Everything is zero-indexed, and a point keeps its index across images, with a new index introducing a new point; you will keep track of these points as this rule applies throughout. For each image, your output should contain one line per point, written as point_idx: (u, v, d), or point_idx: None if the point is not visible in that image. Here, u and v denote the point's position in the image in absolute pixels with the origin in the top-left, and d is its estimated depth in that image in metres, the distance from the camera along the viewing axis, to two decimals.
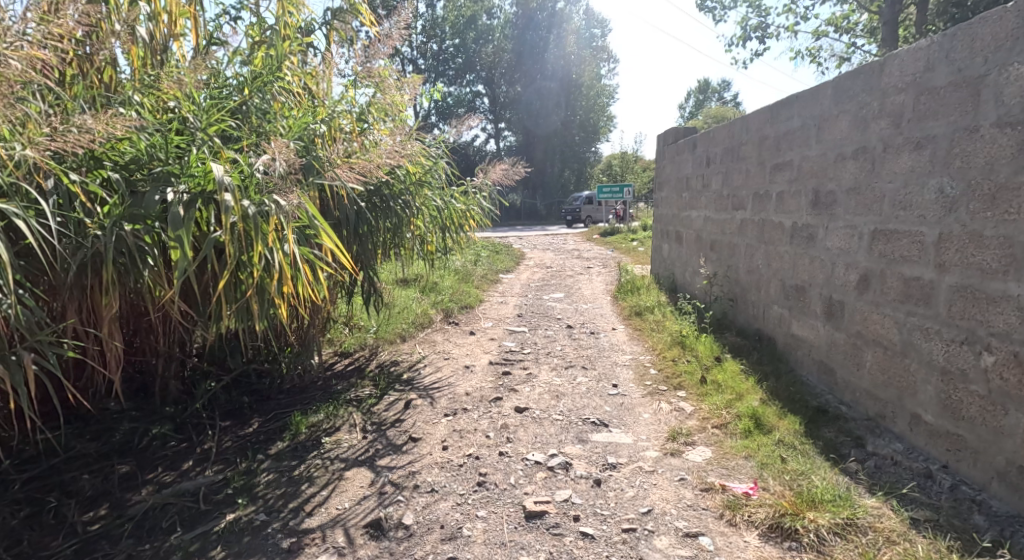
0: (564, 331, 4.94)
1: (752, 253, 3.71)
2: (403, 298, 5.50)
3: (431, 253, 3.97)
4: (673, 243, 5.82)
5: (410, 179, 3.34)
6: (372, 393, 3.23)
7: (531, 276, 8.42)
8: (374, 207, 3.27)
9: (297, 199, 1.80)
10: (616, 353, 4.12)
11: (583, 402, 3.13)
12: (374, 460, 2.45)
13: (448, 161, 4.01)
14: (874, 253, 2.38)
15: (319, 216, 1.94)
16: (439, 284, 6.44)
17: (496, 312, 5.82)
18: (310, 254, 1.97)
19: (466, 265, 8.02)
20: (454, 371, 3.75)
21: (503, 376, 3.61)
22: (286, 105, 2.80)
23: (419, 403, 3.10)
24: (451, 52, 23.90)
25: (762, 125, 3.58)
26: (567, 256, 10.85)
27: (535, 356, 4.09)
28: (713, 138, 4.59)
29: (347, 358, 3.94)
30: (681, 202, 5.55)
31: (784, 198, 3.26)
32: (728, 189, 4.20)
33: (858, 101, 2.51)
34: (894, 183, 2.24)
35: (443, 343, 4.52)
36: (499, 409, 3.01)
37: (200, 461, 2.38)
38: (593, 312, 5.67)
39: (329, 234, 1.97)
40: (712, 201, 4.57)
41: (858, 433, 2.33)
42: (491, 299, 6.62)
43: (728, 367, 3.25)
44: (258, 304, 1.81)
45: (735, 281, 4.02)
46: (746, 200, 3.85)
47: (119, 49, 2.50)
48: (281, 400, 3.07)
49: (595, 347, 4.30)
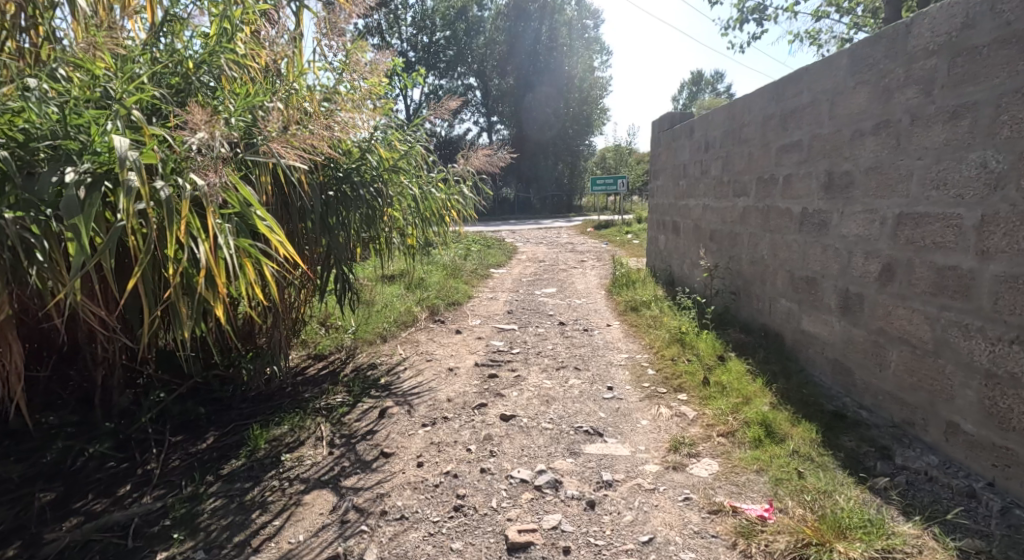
0: (556, 328, 4.67)
1: (756, 242, 3.44)
2: (387, 296, 5.23)
3: (412, 247, 3.68)
4: (669, 234, 5.55)
5: (385, 166, 3.06)
6: (344, 401, 2.96)
7: (523, 271, 8.15)
8: (342, 196, 2.99)
9: (222, 180, 1.52)
10: (611, 352, 3.87)
11: (575, 408, 2.86)
12: (339, 479, 2.18)
13: (426, 146, 3.71)
14: (900, 239, 2.11)
15: (255, 201, 1.67)
16: (425, 281, 6.16)
17: (485, 309, 5.55)
18: (249, 246, 1.70)
19: (455, 259, 7.76)
20: (436, 374, 3.47)
21: (489, 379, 3.34)
22: (242, 81, 2.53)
23: (395, 412, 2.83)
24: (443, 44, 23.52)
25: (767, 103, 3.29)
26: (561, 250, 10.59)
27: (524, 356, 3.82)
28: (712, 121, 4.31)
29: (322, 361, 3.66)
30: (677, 192, 5.29)
31: (792, 182, 3.00)
32: (729, 175, 3.93)
33: (878, 69, 2.24)
34: (924, 159, 1.97)
35: (426, 343, 4.24)
36: (483, 418, 2.73)
37: (140, 484, 2.11)
38: (587, 307, 5.40)
39: (270, 222, 1.70)
40: (711, 187, 4.30)
41: (883, 442, 2.07)
42: (480, 294, 6.36)
43: (732, 367, 2.99)
44: (184, 306, 1.56)
45: (736, 273, 3.75)
46: (749, 185, 3.58)
47: (63, 24, 2.26)
48: (243, 409, 2.81)
49: (589, 346, 4.05)
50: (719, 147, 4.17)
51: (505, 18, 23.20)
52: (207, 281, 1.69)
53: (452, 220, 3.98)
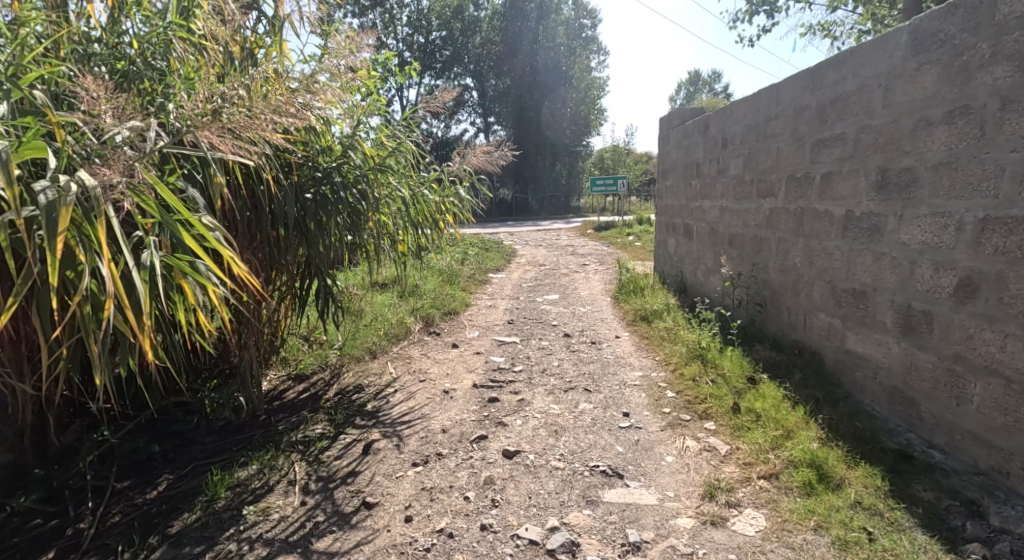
0: (561, 341, 4.31)
1: (788, 248, 3.09)
2: (378, 307, 4.87)
3: (404, 255, 3.31)
4: (681, 238, 5.19)
5: (371, 164, 2.70)
6: (323, 434, 2.60)
7: (523, 276, 7.79)
8: (320, 199, 2.61)
9: (125, 178, 1.19)
10: (623, 369, 3.52)
11: (588, 441, 2.50)
12: (312, 541, 1.82)
13: (419, 142, 3.34)
14: (985, 249, 1.77)
15: (181, 205, 1.33)
16: (420, 288, 5.80)
17: (483, 319, 5.20)
18: (176, 263, 1.36)
19: (451, 264, 7.40)
20: (430, 398, 3.11)
21: (489, 404, 2.98)
22: (198, 66, 2.17)
23: (383, 447, 2.47)
24: (439, 44, 23.17)
25: (800, 93, 2.94)
26: (561, 253, 10.23)
27: (528, 374, 3.46)
28: (731, 116, 3.96)
29: (303, 383, 3.30)
30: (689, 192, 4.93)
31: (832, 181, 2.65)
32: (753, 173, 3.57)
33: (952, 46, 1.90)
34: (1020, 152, 1.65)
35: (420, 359, 3.88)
36: (483, 455, 2.38)
37: (67, 550, 1.77)
38: (593, 317, 5.04)
39: (201, 231, 1.35)
40: (731, 188, 3.95)
41: (969, 494, 1.73)
42: (479, 302, 6.00)
43: (766, 392, 2.64)
44: (87, 343, 1.23)
45: (762, 282, 3.39)
46: (777, 184, 3.23)
47: None
48: (207, 445, 2.44)
49: (599, 362, 3.69)
50: (740, 144, 3.82)
51: (502, 18, 22.81)
52: (127, 308, 1.37)
53: (448, 224, 3.62)
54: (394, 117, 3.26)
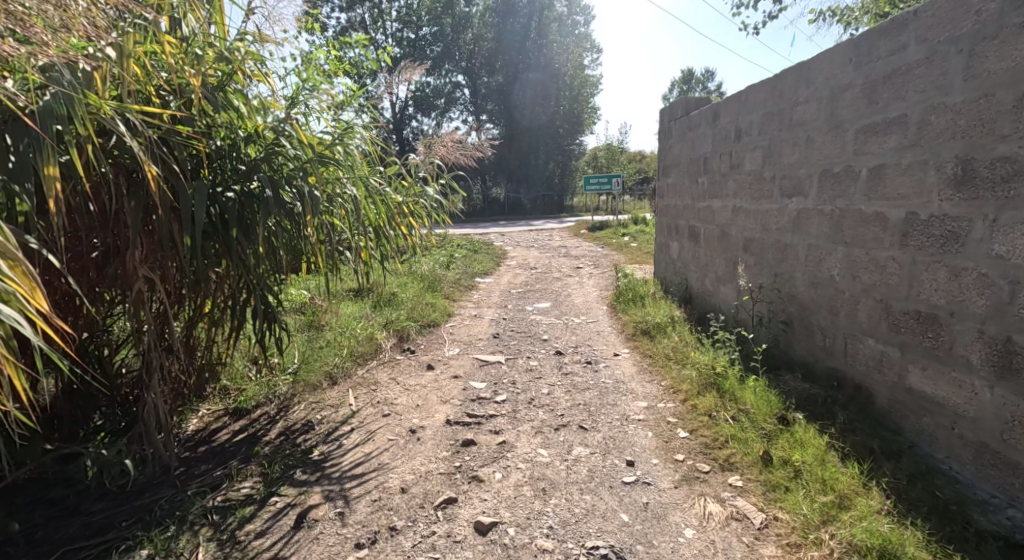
0: (553, 360, 3.79)
1: (821, 257, 2.59)
2: (346, 321, 4.32)
3: (364, 264, 2.78)
4: (685, 241, 4.67)
5: (312, 155, 2.16)
6: (251, 494, 2.06)
7: (513, 280, 7.25)
8: (246, 198, 2.08)
9: None
10: (624, 400, 3.00)
11: (585, 504, 1.99)
12: None
13: (376, 131, 2.81)
14: None
15: None
16: (396, 298, 5.24)
17: (466, 333, 4.66)
18: None
19: (435, 269, 6.83)
20: (394, 440, 2.58)
21: (462, 449, 2.45)
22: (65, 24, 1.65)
23: (325, 516, 1.95)
24: (429, 40, 22.49)
25: (836, 70, 2.44)
26: (554, 255, 9.69)
27: (512, 406, 2.94)
28: (745, 102, 3.45)
29: (243, 420, 2.75)
30: (695, 191, 4.42)
31: (884, 175, 2.13)
32: (773, 167, 3.07)
33: None
34: None
35: (388, 384, 3.35)
36: (450, 531, 1.86)
37: None
38: (588, 330, 4.52)
39: None
40: (746, 185, 3.44)
41: None
42: (464, 312, 5.46)
43: (803, 438, 2.13)
44: None
45: (787, 296, 2.89)
46: (806, 180, 2.72)
47: None
48: (93, 517, 1.89)
49: (595, 389, 3.18)
50: (757, 135, 3.30)
51: (493, 13, 22.23)
52: None
53: (418, 229, 3.08)
54: (346, 101, 2.73)
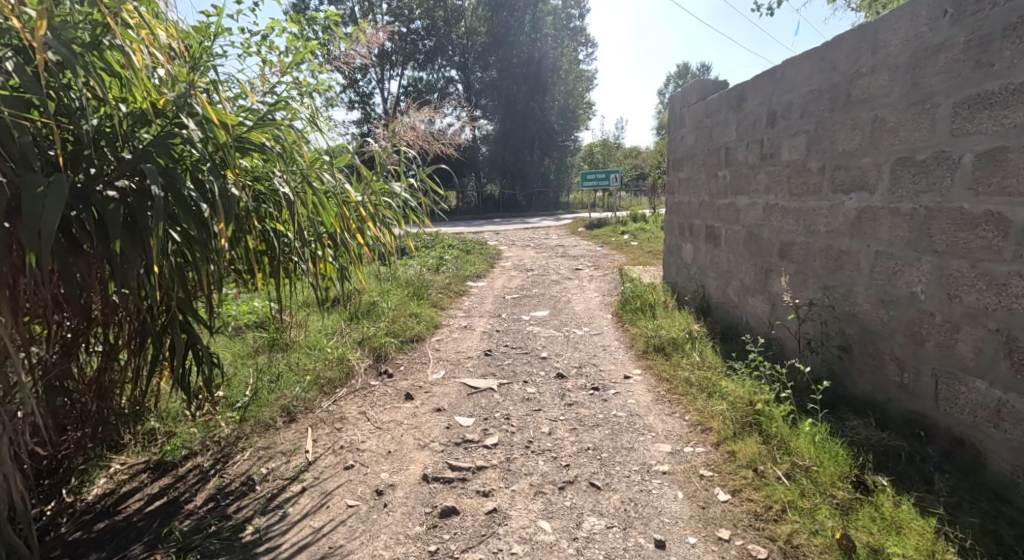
0: (554, 385, 3.24)
1: (894, 269, 2.06)
2: (314, 338, 3.74)
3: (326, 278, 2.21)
4: (702, 243, 4.12)
5: (228, 139, 1.56)
6: None
7: (506, 284, 6.68)
8: (135, 199, 1.50)
9: None
10: (643, 442, 2.46)
11: None
12: None
13: (326, 117, 2.24)
14: None
15: None
16: (376, 308, 4.66)
17: (453, 349, 4.10)
18: None
19: (422, 273, 6.25)
20: (355, 505, 2.02)
21: (439, 522, 1.91)
22: None
23: None
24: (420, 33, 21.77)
25: (919, 27, 1.91)
26: (551, 255, 9.12)
27: (506, 453, 2.39)
28: (781, 80, 2.90)
29: (168, 476, 2.18)
30: (714, 187, 3.87)
31: (1004, 162, 1.61)
32: (823, 157, 2.51)
33: None
34: None
35: (357, 420, 2.78)
36: None
37: None
38: (593, 345, 3.96)
39: None
40: (784, 178, 2.88)
41: None
42: (452, 322, 4.89)
43: (899, 522, 1.59)
44: None
45: (843, 315, 2.35)
46: (872, 171, 2.18)
47: None
48: None
49: (607, 427, 2.63)
50: (798, 118, 2.75)
51: (485, 5, 21.56)
52: None
53: (395, 233, 2.50)
54: (289, 79, 2.15)
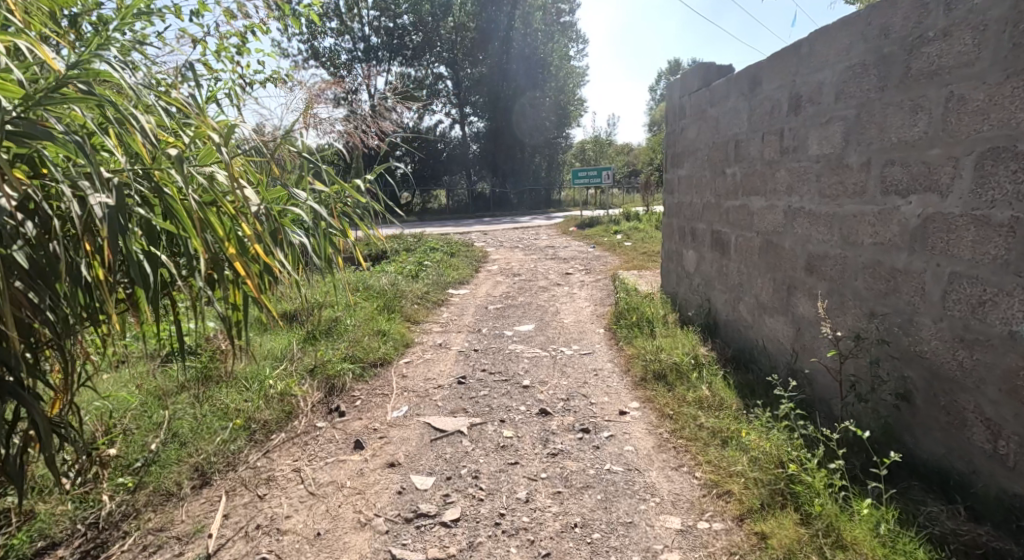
0: (536, 425, 2.69)
1: (980, 298, 1.54)
2: (254, 368, 3.16)
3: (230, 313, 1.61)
4: (706, 250, 3.59)
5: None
6: None
7: (490, 292, 6.11)
8: None
9: None
10: (646, 514, 1.92)
11: None
12: None
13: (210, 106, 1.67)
14: None
15: None
16: (337, 326, 4.08)
17: (422, 374, 3.54)
18: None
19: (396, 281, 5.65)
20: None
21: None
22: None
23: None
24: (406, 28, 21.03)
25: None
26: (540, 257, 8.55)
27: (468, 535, 1.85)
28: (809, 57, 2.36)
29: None
30: (721, 188, 3.32)
31: None
32: (870, 149, 1.97)
33: None
34: None
35: (287, 481, 2.23)
36: None
37: None
38: (583, 369, 3.41)
39: None
40: (813, 177, 2.35)
41: None
42: (425, 339, 4.33)
43: None
44: None
45: (899, 353, 1.83)
46: (946, 169, 1.65)
47: None
48: None
49: (598, 488, 2.10)
50: (831, 103, 2.21)
51: None
52: None
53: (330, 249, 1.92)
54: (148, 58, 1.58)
